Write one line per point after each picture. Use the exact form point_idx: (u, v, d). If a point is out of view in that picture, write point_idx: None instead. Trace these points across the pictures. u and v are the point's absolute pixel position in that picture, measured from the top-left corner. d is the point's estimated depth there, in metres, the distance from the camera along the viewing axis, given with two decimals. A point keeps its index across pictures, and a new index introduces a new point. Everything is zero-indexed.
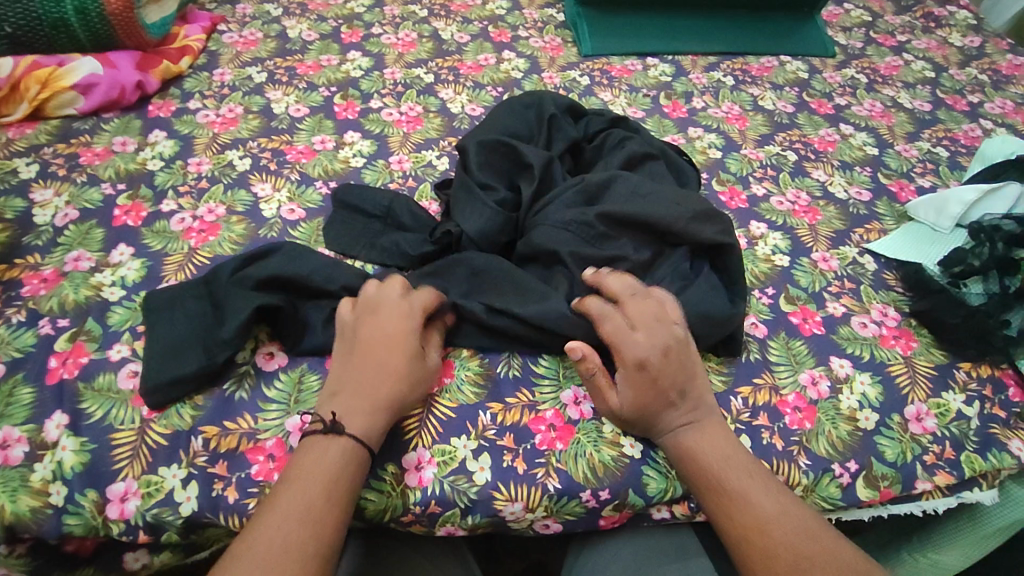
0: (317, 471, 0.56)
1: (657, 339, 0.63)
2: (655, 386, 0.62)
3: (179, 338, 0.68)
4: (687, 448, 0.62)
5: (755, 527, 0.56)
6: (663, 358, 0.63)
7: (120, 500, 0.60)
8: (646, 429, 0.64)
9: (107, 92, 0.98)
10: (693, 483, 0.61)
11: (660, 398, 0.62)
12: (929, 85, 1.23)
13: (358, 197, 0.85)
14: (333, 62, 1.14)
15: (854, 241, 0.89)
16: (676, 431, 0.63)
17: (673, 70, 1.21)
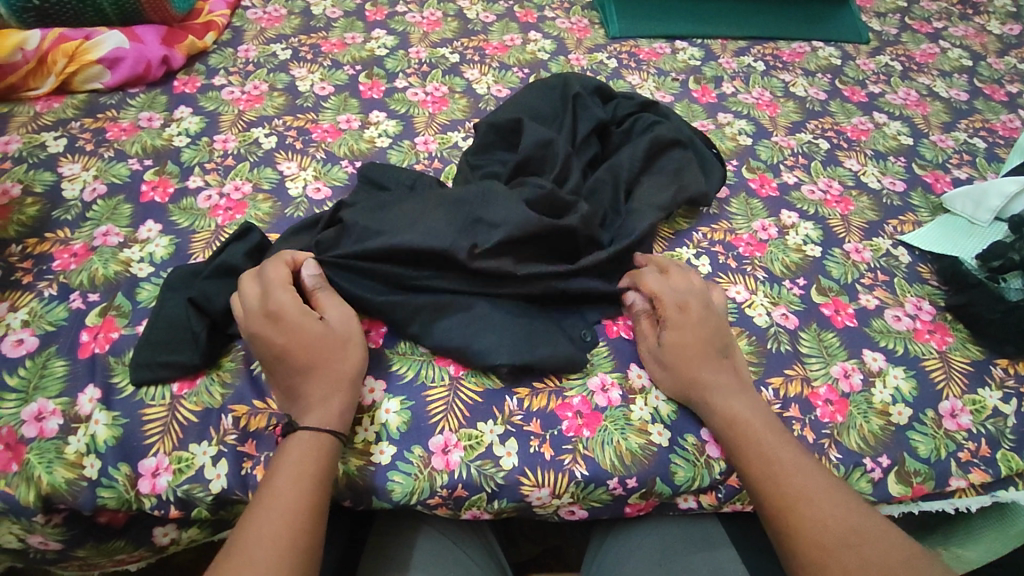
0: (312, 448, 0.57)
1: (694, 298, 0.68)
2: (695, 342, 0.65)
3: (176, 318, 0.67)
4: (729, 408, 0.62)
5: (802, 499, 0.55)
6: (700, 316, 0.67)
7: (152, 475, 0.61)
8: (687, 383, 0.64)
9: (132, 67, 0.98)
10: (733, 449, 0.61)
11: (698, 355, 0.65)
12: (967, 73, 1.20)
13: (379, 172, 0.82)
14: (357, 41, 1.12)
15: (887, 232, 0.88)
16: (718, 391, 0.63)
17: (702, 54, 1.18)
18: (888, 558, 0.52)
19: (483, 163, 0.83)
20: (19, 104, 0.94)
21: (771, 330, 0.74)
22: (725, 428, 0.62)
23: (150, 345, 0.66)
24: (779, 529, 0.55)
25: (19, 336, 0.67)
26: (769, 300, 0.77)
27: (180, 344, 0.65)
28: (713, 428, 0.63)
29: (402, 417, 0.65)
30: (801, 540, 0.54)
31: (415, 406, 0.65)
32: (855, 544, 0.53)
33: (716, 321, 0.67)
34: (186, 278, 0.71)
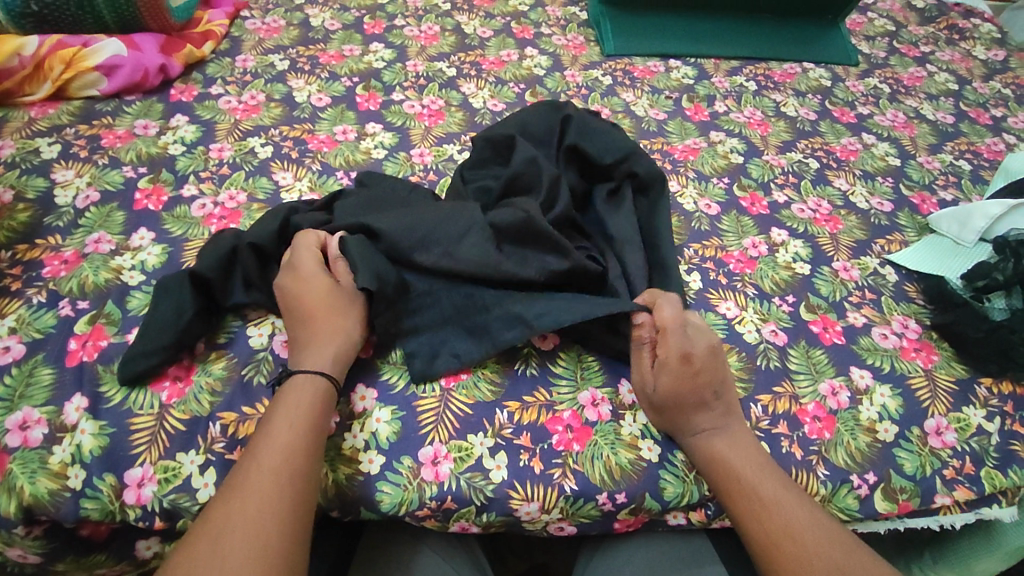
0: (290, 407, 0.57)
1: (696, 344, 0.63)
2: (694, 381, 0.62)
3: (159, 312, 0.67)
4: (715, 444, 0.62)
5: (784, 533, 0.55)
6: (701, 355, 0.63)
7: (138, 485, 0.60)
8: (675, 427, 0.64)
9: (130, 75, 0.98)
10: (719, 483, 0.61)
11: (694, 393, 0.62)
12: (953, 97, 1.22)
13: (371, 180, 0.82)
14: (355, 53, 1.13)
15: (875, 252, 0.89)
16: (703, 427, 0.63)
17: (695, 73, 1.20)
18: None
19: (477, 178, 0.84)
20: (13, 110, 0.94)
21: (760, 346, 0.75)
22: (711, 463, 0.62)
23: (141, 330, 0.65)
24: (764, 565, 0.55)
25: (6, 343, 0.67)
26: (758, 317, 0.78)
27: (161, 333, 0.65)
28: (697, 462, 0.63)
29: (393, 427, 0.64)
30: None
31: (405, 417, 0.65)
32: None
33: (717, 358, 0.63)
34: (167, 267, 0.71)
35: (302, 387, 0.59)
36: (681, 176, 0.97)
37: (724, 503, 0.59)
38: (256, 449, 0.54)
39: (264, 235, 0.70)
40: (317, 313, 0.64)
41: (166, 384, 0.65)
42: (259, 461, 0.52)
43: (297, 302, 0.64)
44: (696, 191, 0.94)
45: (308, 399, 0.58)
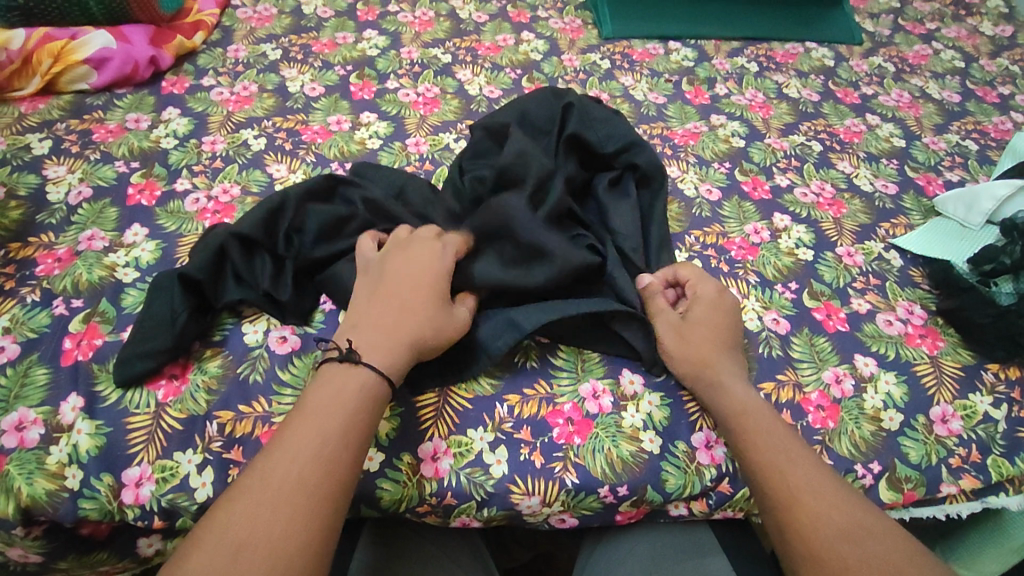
0: (329, 385, 0.56)
1: (703, 295, 0.69)
2: (704, 336, 0.66)
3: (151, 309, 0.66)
4: (744, 405, 0.62)
5: (802, 493, 0.55)
6: (709, 310, 0.68)
7: (136, 485, 0.60)
8: (700, 362, 0.65)
9: (120, 68, 0.97)
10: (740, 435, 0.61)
11: (709, 345, 0.66)
12: (959, 75, 1.20)
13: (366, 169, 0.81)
14: (348, 41, 1.11)
15: (880, 236, 0.87)
16: (721, 378, 0.64)
17: (695, 55, 1.18)
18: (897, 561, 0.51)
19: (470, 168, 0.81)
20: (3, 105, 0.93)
21: (763, 334, 0.74)
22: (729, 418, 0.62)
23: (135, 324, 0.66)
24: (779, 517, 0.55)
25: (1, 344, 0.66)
26: (760, 305, 0.77)
27: (156, 330, 0.65)
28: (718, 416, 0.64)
29: (391, 423, 0.64)
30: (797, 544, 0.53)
31: (404, 412, 0.65)
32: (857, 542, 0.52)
33: (725, 310, 0.69)
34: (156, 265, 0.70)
35: (358, 373, 0.57)
36: (681, 161, 0.95)
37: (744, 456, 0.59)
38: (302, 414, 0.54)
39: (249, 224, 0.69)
40: (414, 296, 0.62)
41: (162, 383, 0.65)
42: (294, 437, 0.52)
43: (388, 273, 0.64)
44: (697, 176, 0.93)
45: (358, 382, 0.56)
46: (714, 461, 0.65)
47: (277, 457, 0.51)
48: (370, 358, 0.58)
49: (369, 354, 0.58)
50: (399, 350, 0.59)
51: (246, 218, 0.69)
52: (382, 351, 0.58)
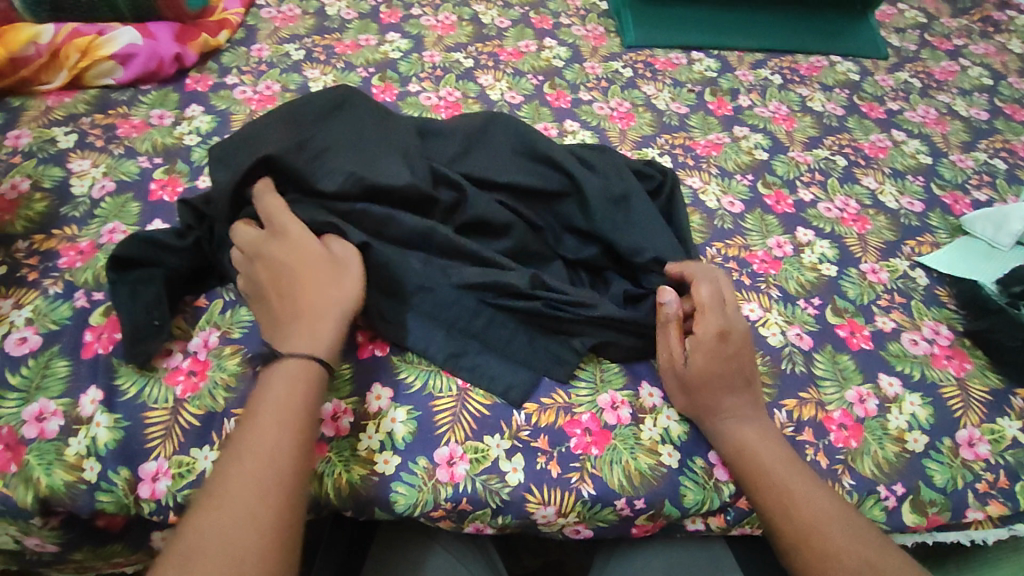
0: (274, 381, 0.54)
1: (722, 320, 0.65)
2: (717, 375, 0.62)
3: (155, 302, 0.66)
4: (746, 446, 0.61)
5: (814, 530, 0.54)
6: (708, 362, 0.63)
7: (152, 479, 0.59)
8: (705, 409, 0.63)
9: (145, 64, 0.97)
10: (747, 477, 0.59)
11: (720, 386, 0.62)
12: (987, 92, 1.18)
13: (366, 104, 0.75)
14: (372, 43, 1.12)
15: (905, 253, 0.86)
16: (719, 422, 0.62)
17: (718, 65, 1.17)
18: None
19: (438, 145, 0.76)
20: (30, 98, 0.93)
21: (786, 350, 0.72)
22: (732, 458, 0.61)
23: (131, 299, 0.65)
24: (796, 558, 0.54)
25: (23, 334, 0.66)
26: (783, 320, 0.76)
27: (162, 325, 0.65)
28: (723, 454, 0.62)
29: (408, 427, 0.63)
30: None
31: (420, 416, 0.64)
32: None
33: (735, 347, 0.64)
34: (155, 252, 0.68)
35: (287, 364, 0.56)
36: (703, 172, 0.95)
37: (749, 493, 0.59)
38: (248, 419, 0.52)
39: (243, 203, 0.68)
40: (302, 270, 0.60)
41: (180, 378, 0.64)
42: (249, 441, 0.50)
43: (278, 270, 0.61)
44: (719, 187, 0.92)
45: (295, 368, 0.55)
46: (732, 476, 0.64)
47: (237, 476, 0.48)
48: (300, 346, 0.57)
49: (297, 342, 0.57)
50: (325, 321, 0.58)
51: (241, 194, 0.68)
52: (304, 337, 0.57)
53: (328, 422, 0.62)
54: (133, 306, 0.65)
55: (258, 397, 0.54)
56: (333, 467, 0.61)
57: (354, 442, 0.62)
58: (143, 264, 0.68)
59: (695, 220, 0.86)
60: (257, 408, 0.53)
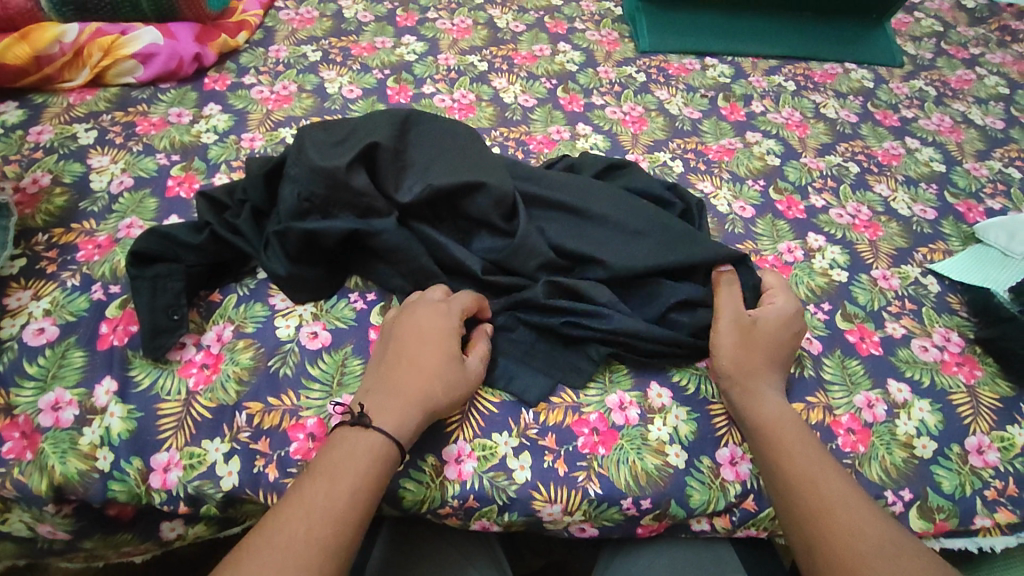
0: (353, 450, 0.54)
1: (779, 309, 0.69)
2: (774, 335, 0.66)
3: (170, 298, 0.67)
4: (776, 425, 0.61)
5: (828, 507, 0.53)
6: (776, 321, 0.67)
7: (163, 470, 0.60)
8: (748, 369, 0.64)
9: (166, 63, 0.99)
10: (767, 449, 0.59)
11: (765, 359, 0.65)
12: (1003, 101, 1.17)
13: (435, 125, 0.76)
14: (387, 45, 1.13)
15: (917, 260, 0.86)
16: (759, 389, 0.63)
17: (732, 71, 1.17)
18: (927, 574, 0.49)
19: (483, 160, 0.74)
20: (53, 96, 0.96)
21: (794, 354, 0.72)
22: (755, 431, 0.61)
23: (151, 296, 0.66)
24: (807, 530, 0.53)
25: (41, 325, 0.68)
26: None
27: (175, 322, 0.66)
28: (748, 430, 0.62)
29: None
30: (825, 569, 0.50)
31: None
32: (894, 556, 0.49)
33: (794, 329, 0.68)
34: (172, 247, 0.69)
35: (356, 439, 0.55)
36: (715, 177, 0.95)
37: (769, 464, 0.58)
38: (324, 475, 0.52)
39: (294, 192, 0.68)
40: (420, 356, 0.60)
41: (193, 370, 0.65)
42: (312, 491, 0.50)
43: (399, 334, 0.63)
44: (730, 192, 0.92)
45: (373, 443, 0.55)
46: (739, 477, 0.64)
47: (297, 519, 0.48)
48: (383, 420, 0.56)
49: (381, 417, 0.56)
50: (413, 406, 0.58)
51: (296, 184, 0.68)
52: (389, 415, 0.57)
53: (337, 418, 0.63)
54: (153, 303, 0.66)
55: (333, 459, 0.53)
56: None
57: None
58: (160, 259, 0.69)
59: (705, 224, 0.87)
60: (327, 460, 0.53)
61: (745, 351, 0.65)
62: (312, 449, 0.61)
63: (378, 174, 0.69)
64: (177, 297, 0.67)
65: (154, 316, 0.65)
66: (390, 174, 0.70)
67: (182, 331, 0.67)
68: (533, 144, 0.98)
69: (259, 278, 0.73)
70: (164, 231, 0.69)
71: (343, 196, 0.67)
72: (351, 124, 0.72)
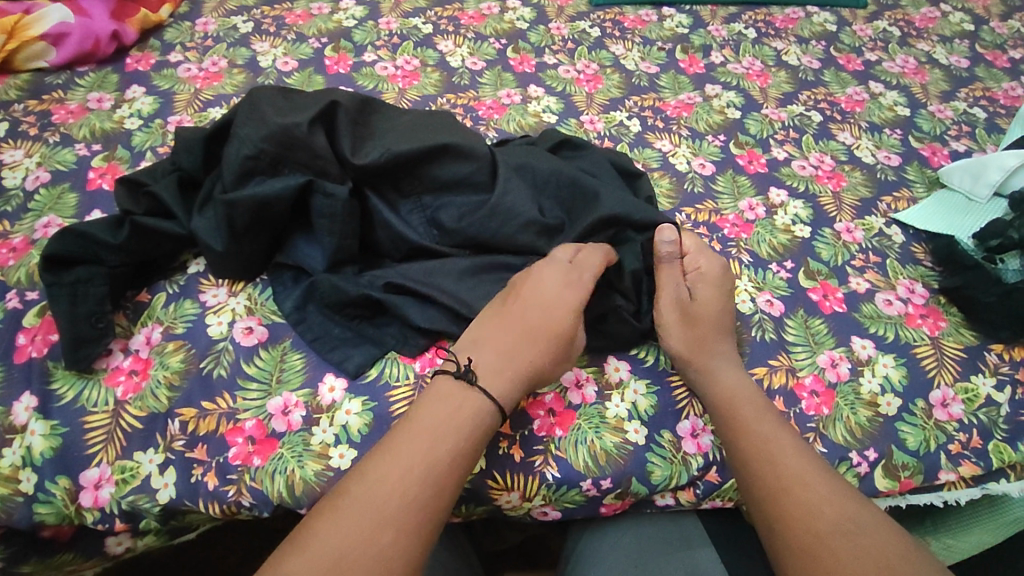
0: (453, 412, 0.54)
1: (704, 273, 0.67)
2: (718, 298, 0.66)
3: (93, 307, 0.62)
4: (734, 398, 0.59)
5: (789, 481, 0.52)
6: (711, 290, 0.66)
7: (95, 487, 0.57)
8: (698, 344, 0.63)
9: (80, 44, 0.92)
10: (729, 424, 0.58)
11: (711, 330, 0.64)
12: (968, 38, 1.14)
13: (384, 106, 0.75)
14: (324, 11, 1.06)
15: (881, 210, 0.83)
16: (714, 365, 0.62)
17: (690, 21, 1.12)
18: (887, 546, 0.48)
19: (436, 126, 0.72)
20: None
21: (756, 317, 0.70)
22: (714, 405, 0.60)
23: (70, 304, 0.61)
24: (764, 499, 0.52)
25: None
26: (752, 286, 0.73)
27: (102, 330, 0.62)
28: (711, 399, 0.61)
29: (363, 418, 0.61)
30: (780, 548, 0.50)
31: (377, 407, 0.62)
32: (850, 532, 0.48)
33: (726, 288, 0.67)
34: (88, 248, 0.63)
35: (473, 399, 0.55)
36: (673, 134, 0.91)
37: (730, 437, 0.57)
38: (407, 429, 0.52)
39: (247, 147, 0.64)
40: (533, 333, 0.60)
41: (121, 379, 0.61)
42: (402, 447, 0.51)
43: (524, 295, 0.63)
44: (689, 150, 0.88)
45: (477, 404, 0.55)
46: (700, 450, 0.62)
47: (388, 469, 0.49)
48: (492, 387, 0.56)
49: (491, 378, 0.57)
50: (515, 374, 0.58)
51: (248, 139, 0.64)
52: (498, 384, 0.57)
53: (279, 417, 0.60)
54: (73, 311, 0.61)
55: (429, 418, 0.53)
56: (285, 463, 0.58)
57: (307, 436, 0.60)
58: (78, 263, 0.63)
59: (664, 185, 0.83)
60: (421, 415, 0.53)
61: (688, 320, 0.64)
62: (252, 453, 0.59)
63: (337, 133, 0.67)
64: (101, 303, 0.62)
65: (76, 326, 0.61)
66: (349, 133, 0.68)
67: (109, 337, 0.63)
68: (482, 111, 0.93)
69: (189, 273, 0.69)
70: (79, 229, 0.63)
71: (300, 155, 0.65)
72: (299, 92, 0.70)
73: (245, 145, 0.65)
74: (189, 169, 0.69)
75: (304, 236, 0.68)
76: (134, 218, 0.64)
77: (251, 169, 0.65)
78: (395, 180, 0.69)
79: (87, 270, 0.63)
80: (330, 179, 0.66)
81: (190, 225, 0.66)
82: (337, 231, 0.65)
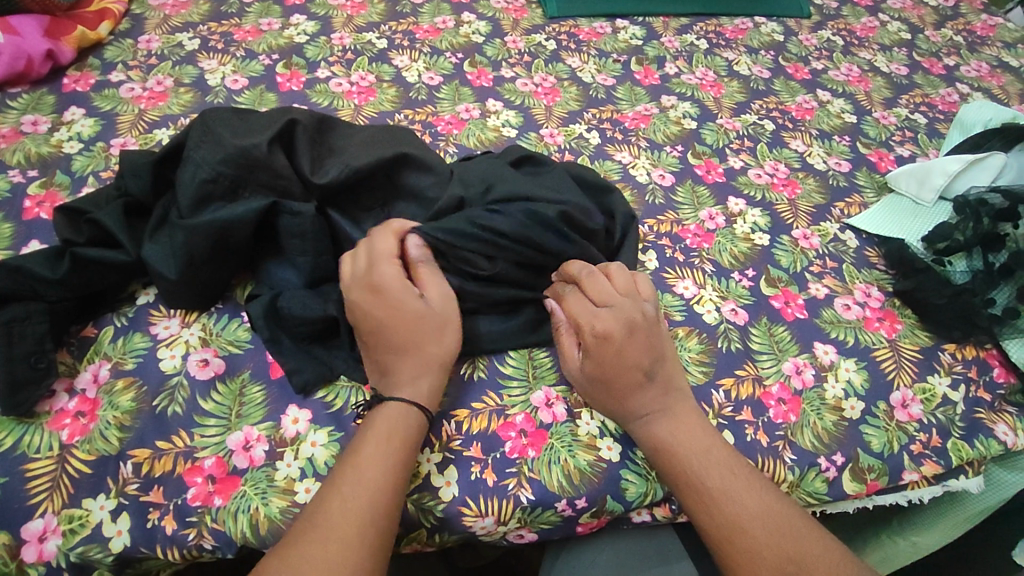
0: (393, 432, 0.54)
1: (613, 299, 0.61)
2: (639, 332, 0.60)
3: (29, 348, 0.58)
4: (628, 396, 0.59)
5: (745, 521, 0.53)
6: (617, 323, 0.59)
7: (38, 540, 0.52)
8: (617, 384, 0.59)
9: (11, 64, 0.86)
10: (674, 472, 0.57)
11: (628, 358, 0.59)
12: (905, 47, 1.19)
13: (342, 122, 0.73)
14: (274, 27, 1.03)
15: (835, 216, 0.86)
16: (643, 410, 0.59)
17: (644, 32, 1.13)
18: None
19: (397, 139, 0.71)
20: None
21: (721, 327, 0.71)
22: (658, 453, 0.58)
23: (6, 345, 0.57)
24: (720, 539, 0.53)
25: None
26: (717, 295, 0.74)
27: (42, 371, 0.58)
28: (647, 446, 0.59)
29: (329, 450, 0.59)
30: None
31: (343, 438, 0.59)
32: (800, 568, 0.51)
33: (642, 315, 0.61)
34: (23, 284, 0.59)
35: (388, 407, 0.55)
36: (633, 146, 0.91)
37: (679, 479, 0.57)
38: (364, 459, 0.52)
39: (202, 171, 0.61)
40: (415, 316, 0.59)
41: (66, 422, 0.57)
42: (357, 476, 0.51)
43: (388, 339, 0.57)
44: (648, 161, 0.89)
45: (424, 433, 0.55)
46: None
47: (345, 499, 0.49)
48: (419, 404, 0.56)
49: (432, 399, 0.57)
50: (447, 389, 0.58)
51: (203, 161, 0.62)
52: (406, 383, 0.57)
53: (239, 453, 0.57)
54: (8, 352, 0.57)
55: (369, 443, 0.53)
56: (248, 501, 0.55)
57: (270, 472, 0.57)
58: (14, 300, 0.59)
59: (626, 197, 0.84)
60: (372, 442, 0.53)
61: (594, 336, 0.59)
62: (213, 493, 0.56)
63: (297, 151, 0.65)
64: (40, 342, 0.58)
65: (13, 367, 0.56)
66: (309, 151, 0.66)
67: (52, 377, 0.59)
68: (441, 126, 0.92)
69: (139, 305, 0.65)
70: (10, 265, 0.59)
71: (261, 176, 0.62)
72: (253, 110, 0.68)
73: (201, 168, 0.62)
74: (138, 192, 0.65)
75: (275, 259, 0.66)
76: (74, 249, 0.60)
77: (208, 193, 0.62)
78: (358, 199, 0.68)
79: (22, 308, 0.59)
80: (294, 199, 0.64)
81: (141, 252, 0.62)
82: (310, 250, 0.64)
